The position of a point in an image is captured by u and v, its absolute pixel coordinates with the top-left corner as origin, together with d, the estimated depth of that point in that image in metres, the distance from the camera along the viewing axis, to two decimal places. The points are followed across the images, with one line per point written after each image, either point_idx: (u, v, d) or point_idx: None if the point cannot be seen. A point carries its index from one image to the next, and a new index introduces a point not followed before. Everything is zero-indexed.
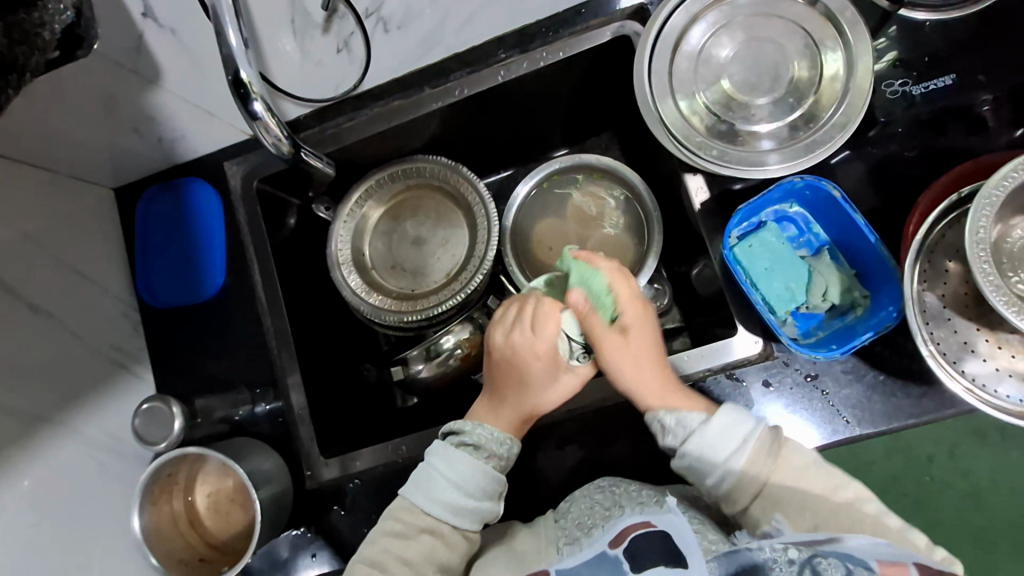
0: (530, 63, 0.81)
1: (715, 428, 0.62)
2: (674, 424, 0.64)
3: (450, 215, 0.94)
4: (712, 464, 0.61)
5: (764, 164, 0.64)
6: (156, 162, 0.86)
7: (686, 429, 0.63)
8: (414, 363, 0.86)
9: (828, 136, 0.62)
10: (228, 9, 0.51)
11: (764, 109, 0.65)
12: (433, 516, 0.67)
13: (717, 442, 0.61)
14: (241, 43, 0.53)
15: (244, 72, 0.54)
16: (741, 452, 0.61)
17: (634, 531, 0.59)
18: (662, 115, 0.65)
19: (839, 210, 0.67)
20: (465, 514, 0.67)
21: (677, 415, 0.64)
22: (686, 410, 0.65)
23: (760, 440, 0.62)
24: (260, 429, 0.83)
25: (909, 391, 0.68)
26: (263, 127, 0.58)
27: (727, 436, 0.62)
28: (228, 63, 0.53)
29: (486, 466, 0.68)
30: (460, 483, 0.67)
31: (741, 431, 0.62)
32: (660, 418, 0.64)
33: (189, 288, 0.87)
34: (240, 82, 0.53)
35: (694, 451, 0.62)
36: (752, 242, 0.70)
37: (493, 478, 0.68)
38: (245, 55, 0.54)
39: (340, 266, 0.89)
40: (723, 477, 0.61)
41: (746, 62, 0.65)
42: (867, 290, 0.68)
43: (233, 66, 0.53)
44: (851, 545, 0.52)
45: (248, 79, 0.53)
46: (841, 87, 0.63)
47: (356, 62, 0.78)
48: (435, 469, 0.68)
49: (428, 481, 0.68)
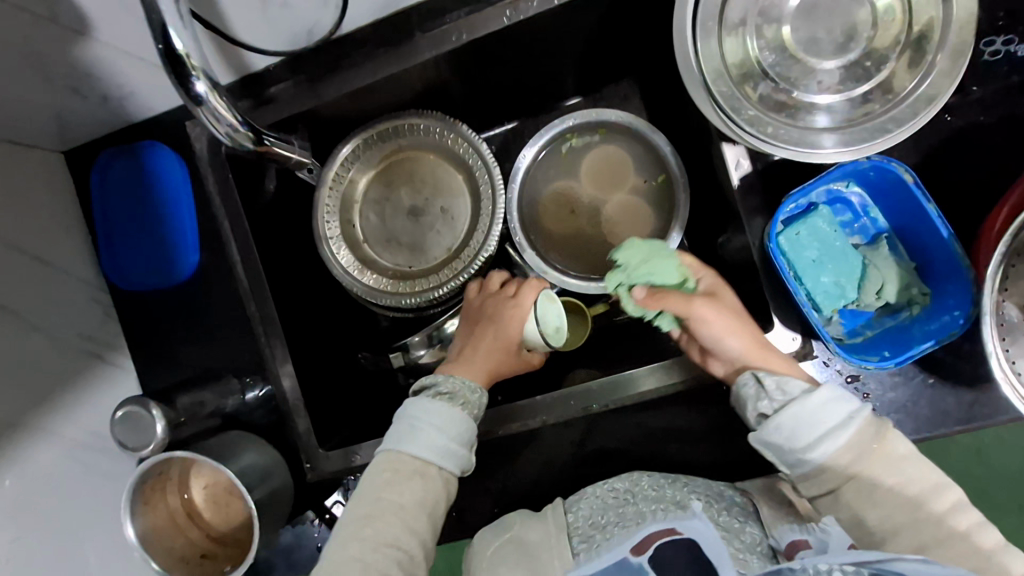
0: (542, 2, 0.67)
1: (819, 401, 0.53)
2: (774, 387, 0.56)
3: (449, 181, 0.85)
4: (802, 441, 0.53)
5: (826, 146, 0.51)
6: (107, 121, 0.74)
7: (787, 396, 0.55)
8: (415, 349, 0.80)
9: (911, 110, 0.49)
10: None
11: (832, 75, 0.51)
12: (401, 454, 0.62)
13: (815, 419, 0.53)
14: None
15: (177, 40, 0.42)
16: (839, 434, 0.52)
17: (659, 539, 0.57)
18: (706, 77, 0.52)
19: (908, 196, 0.57)
20: (441, 456, 0.62)
21: (777, 376, 0.56)
22: (789, 375, 0.57)
23: (864, 424, 0.53)
24: (253, 420, 0.78)
25: (959, 395, 0.62)
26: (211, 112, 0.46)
27: (833, 411, 0.53)
28: (150, 13, 0.41)
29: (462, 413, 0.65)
30: (446, 428, 0.63)
31: (846, 407, 0.53)
32: (759, 376, 0.57)
33: (162, 269, 0.78)
34: (169, 44, 0.41)
35: (788, 421, 0.53)
36: (800, 229, 0.61)
37: (464, 424, 0.64)
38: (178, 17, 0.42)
39: (328, 241, 0.80)
40: (809, 459, 0.53)
41: (814, 12, 0.50)
42: (927, 286, 0.59)
43: (162, 30, 0.41)
44: (908, 559, 0.42)
45: (181, 45, 0.41)
46: (933, 48, 0.49)
47: (330, 3, 0.65)
48: (419, 421, 0.63)
49: (414, 432, 0.63)
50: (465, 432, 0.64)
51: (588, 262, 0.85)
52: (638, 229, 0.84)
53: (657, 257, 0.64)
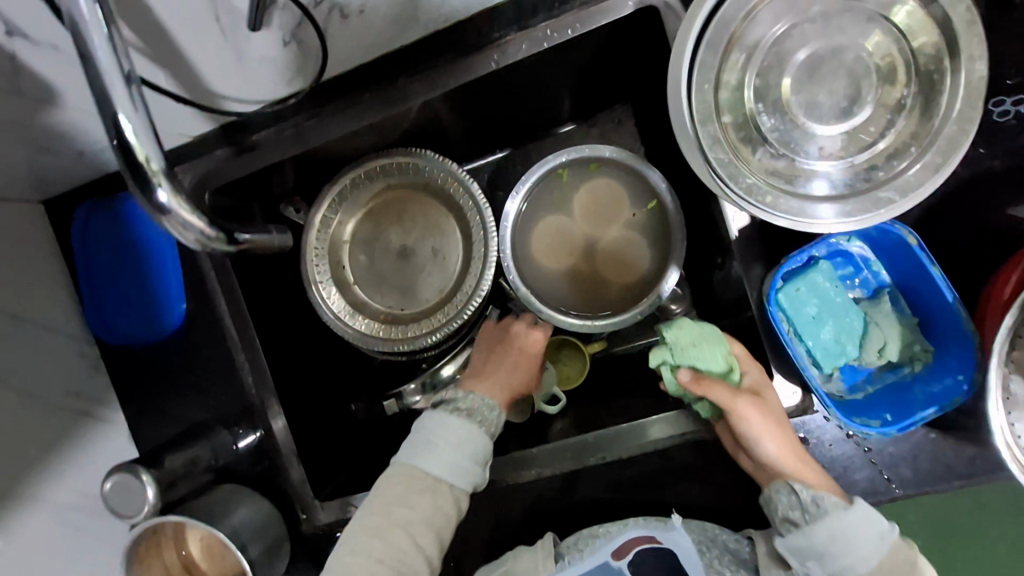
0: (531, 44, 0.64)
1: (856, 520, 0.53)
2: (809, 501, 0.55)
3: (439, 220, 0.83)
4: (834, 557, 0.53)
5: (830, 215, 0.48)
6: (84, 172, 0.72)
7: (820, 510, 0.54)
8: (409, 395, 0.78)
9: (919, 179, 0.46)
10: (95, 22, 0.36)
11: (834, 141, 0.48)
12: (411, 467, 0.63)
13: (849, 539, 0.52)
14: (122, 79, 0.37)
15: (131, 134, 0.37)
16: (873, 554, 0.52)
17: (638, 546, 0.64)
18: (703, 143, 0.49)
19: (912, 257, 0.55)
20: (449, 472, 0.62)
21: (813, 490, 0.55)
22: (823, 488, 0.56)
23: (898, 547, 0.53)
24: (247, 471, 0.77)
25: (960, 450, 0.61)
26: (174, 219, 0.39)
27: (867, 532, 0.53)
28: (103, 106, 0.37)
29: (478, 431, 0.64)
30: (461, 445, 0.62)
31: (874, 527, 0.53)
32: (794, 486, 0.56)
33: (148, 319, 0.76)
34: (124, 142, 0.37)
35: (822, 535, 0.53)
36: (799, 285, 0.59)
37: (476, 442, 0.63)
38: (130, 112, 0.37)
39: (318, 285, 0.78)
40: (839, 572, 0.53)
41: (818, 74, 0.48)
42: (930, 343, 0.58)
43: (114, 125, 0.37)
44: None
45: (138, 143, 0.37)
46: (943, 116, 0.46)
47: (308, 54, 0.60)
48: (436, 439, 0.63)
49: (431, 447, 0.63)
50: (477, 448, 0.63)
51: (582, 300, 0.83)
52: (634, 265, 0.82)
53: (707, 342, 0.62)
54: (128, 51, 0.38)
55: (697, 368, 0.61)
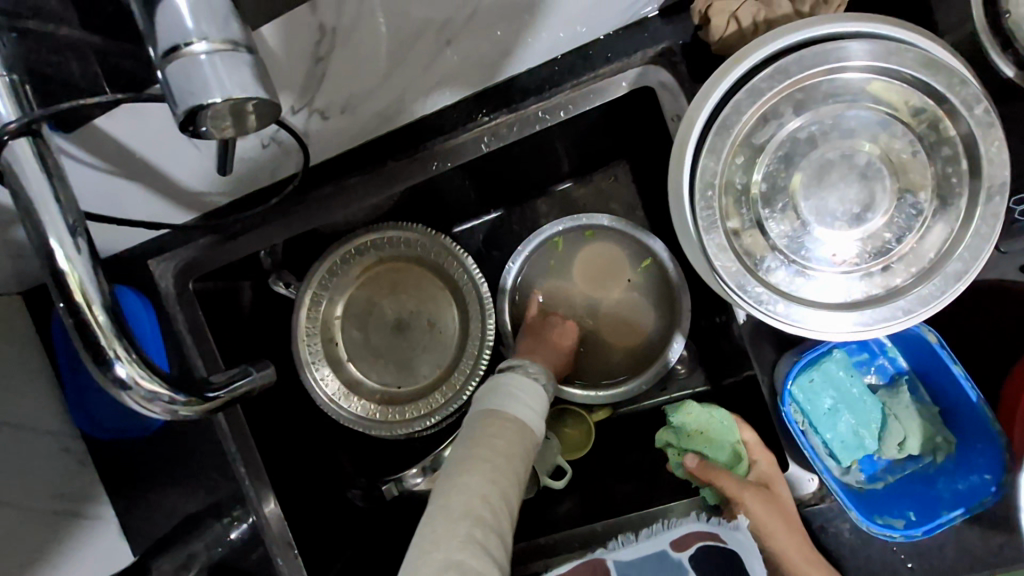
0: (522, 126, 0.62)
1: None
2: None
3: (434, 291, 0.80)
4: None
5: (844, 326, 0.45)
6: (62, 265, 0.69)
7: None
8: (409, 476, 0.75)
9: (939, 289, 0.44)
10: (35, 173, 0.33)
11: (851, 247, 0.46)
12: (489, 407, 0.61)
13: None
14: (73, 239, 0.33)
15: (84, 296, 0.33)
16: None
17: (701, 542, 0.58)
18: (710, 250, 0.46)
19: (932, 354, 0.53)
20: (525, 409, 0.61)
21: None
22: None
23: None
24: (241, 564, 0.74)
25: (989, 540, 0.58)
26: (135, 393, 0.34)
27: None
28: (54, 272, 0.33)
29: (541, 394, 0.65)
30: (534, 404, 0.63)
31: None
32: None
33: (129, 409, 0.72)
34: (60, 279, 0.33)
35: None
36: (813, 374, 0.56)
37: (543, 398, 0.65)
38: (84, 274, 0.34)
39: (310, 367, 0.76)
40: None
41: (828, 173, 0.46)
42: (951, 432, 0.55)
43: (65, 290, 0.33)
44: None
45: (73, 277, 0.33)
46: (962, 217, 0.44)
47: (289, 150, 0.57)
48: (510, 382, 0.64)
49: (509, 391, 0.62)
50: (544, 406, 0.65)
51: (583, 367, 0.81)
52: (638, 331, 0.79)
53: (715, 431, 0.65)
54: (75, 203, 0.35)
55: (704, 455, 0.65)
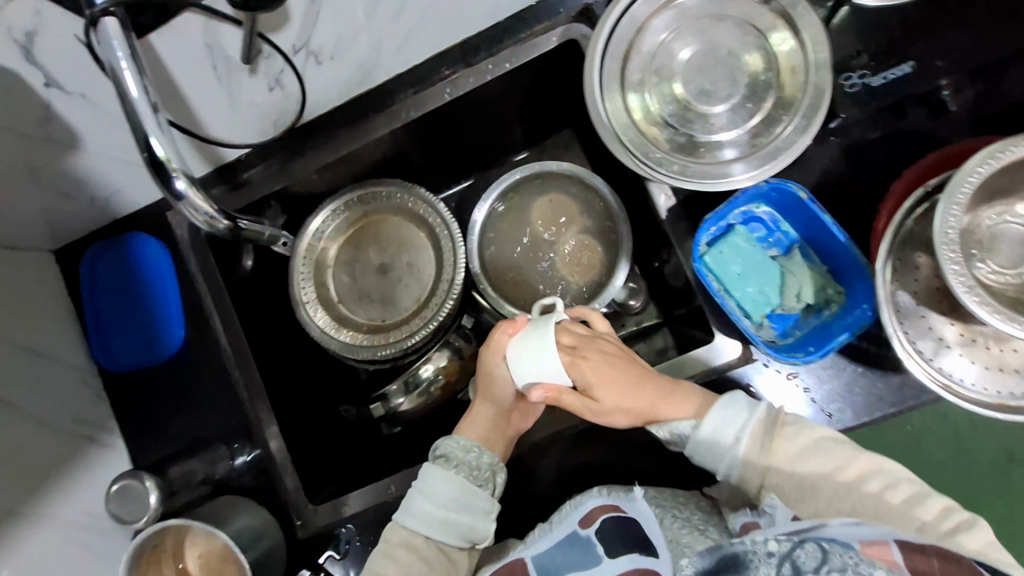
0: (477, 78, 0.76)
1: (705, 434, 0.62)
2: (670, 434, 0.64)
3: (412, 238, 0.92)
4: (714, 460, 0.62)
5: (727, 175, 0.59)
6: (93, 219, 0.81)
7: (681, 436, 0.64)
8: (394, 397, 0.86)
9: (790, 139, 0.58)
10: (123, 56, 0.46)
11: (722, 117, 0.61)
12: (409, 530, 0.65)
13: (712, 448, 0.62)
14: (149, 104, 0.46)
15: (159, 147, 0.47)
16: (737, 446, 0.61)
17: (603, 514, 0.63)
18: (618, 131, 0.60)
19: (805, 210, 0.65)
20: (443, 528, 0.64)
21: (667, 427, 0.64)
22: (680, 417, 0.64)
23: (753, 433, 0.62)
24: (242, 483, 0.80)
25: (888, 380, 0.68)
26: (189, 205, 0.49)
27: (720, 436, 0.61)
28: (133, 126, 0.46)
29: (453, 476, 0.66)
30: (435, 497, 0.65)
31: (729, 430, 0.62)
32: (656, 429, 0.65)
33: (148, 345, 0.83)
34: (145, 138, 0.46)
35: (693, 453, 0.63)
36: (722, 247, 0.69)
37: (468, 490, 0.65)
38: (155, 127, 0.47)
39: (304, 304, 0.86)
40: (726, 469, 0.62)
41: (701, 67, 0.61)
42: (841, 286, 0.68)
43: (143, 139, 0.46)
44: (832, 526, 0.49)
45: (156, 138, 0.46)
46: (801, 83, 0.59)
47: (290, 96, 0.71)
48: (413, 488, 0.67)
49: (408, 500, 0.66)
50: (460, 493, 0.65)
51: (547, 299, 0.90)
52: (592, 263, 0.90)
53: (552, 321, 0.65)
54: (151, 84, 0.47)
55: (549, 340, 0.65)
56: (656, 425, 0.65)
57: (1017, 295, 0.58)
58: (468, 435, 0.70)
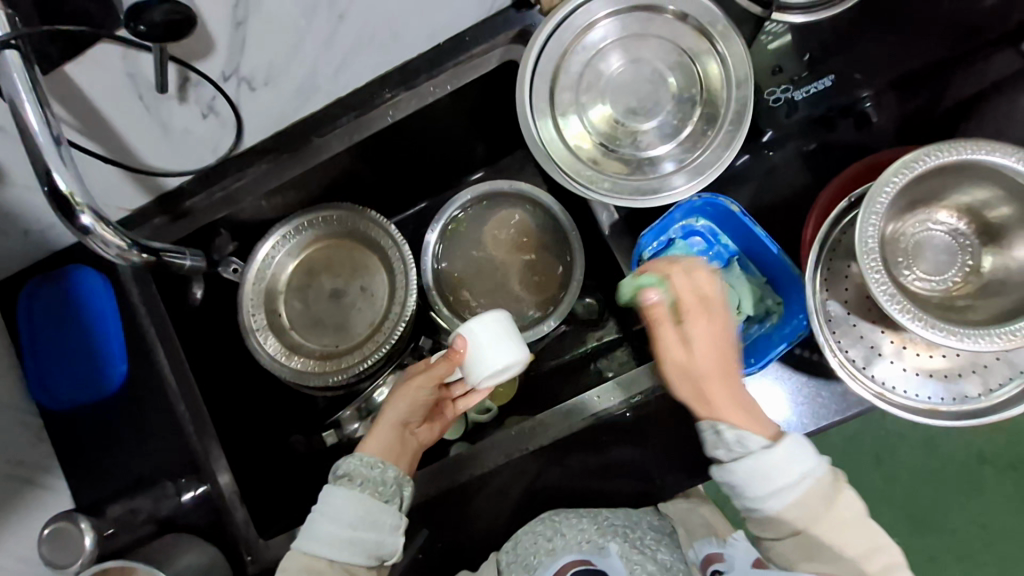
0: (419, 100, 0.77)
1: (779, 458, 0.57)
2: (733, 442, 0.58)
3: (365, 261, 0.91)
4: (761, 489, 0.57)
5: (670, 186, 0.62)
6: (31, 252, 0.79)
7: (743, 450, 0.58)
8: (349, 423, 0.86)
9: (715, 155, 0.61)
10: (24, 88, 0.45)
11: (651, 133, 0.63)
12: (311, 553, 0.62)
13: (770, 475, 0.57)
14: (51, 138, 0.45)
15: (63, 180, 0.46)
16: (799, 484, 0.57)
17: (574, 568, 0.66)
18: (550, 151, 0.62)
19: (739, 223, 0.67)
20: (347, 548, 0.61)
21: (736, 433, 0.58)
22: (749, 430, 0.59)
23: (821, 484, 0.58)
24: (190, 521, 0.77)
25: (832, 388, 0.69)
26: (100, 240, 0.49)
27: (789, 472, 0.57)
28: (35, 160, 0.45)
29: (355, 493, 0.63)
30: (340, 518, 0.62)
31: (796, 467, 0.57)
32: (718, 428, 0.59)
33: (88, 380, 0.80)
34: (49, 176, 0.45)
35: (746, 471, 0.57)
36: (663, 262, 0.69)
37: (374, 507, 0.63)
38: (57, 160, 0.46)
39: (254, 332, 0.85)
40: (767, 501, 0.57)
41: (629, 85, 0.62)
42: (779, 296, 0.69)
43: (46, 173, 0.46)
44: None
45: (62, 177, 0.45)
46: (725, 97, 0.61)
47: (226, 124, 0.71)
48: (315, 510, 0.63)
49: (311, 522, 0.63)
50: (362, 511, 0.62)
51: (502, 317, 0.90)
52: (547, 280, 0.89)
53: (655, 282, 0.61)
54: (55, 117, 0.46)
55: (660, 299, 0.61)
56: (723, 424, 0.59)
57: (942, 301, 0.61)
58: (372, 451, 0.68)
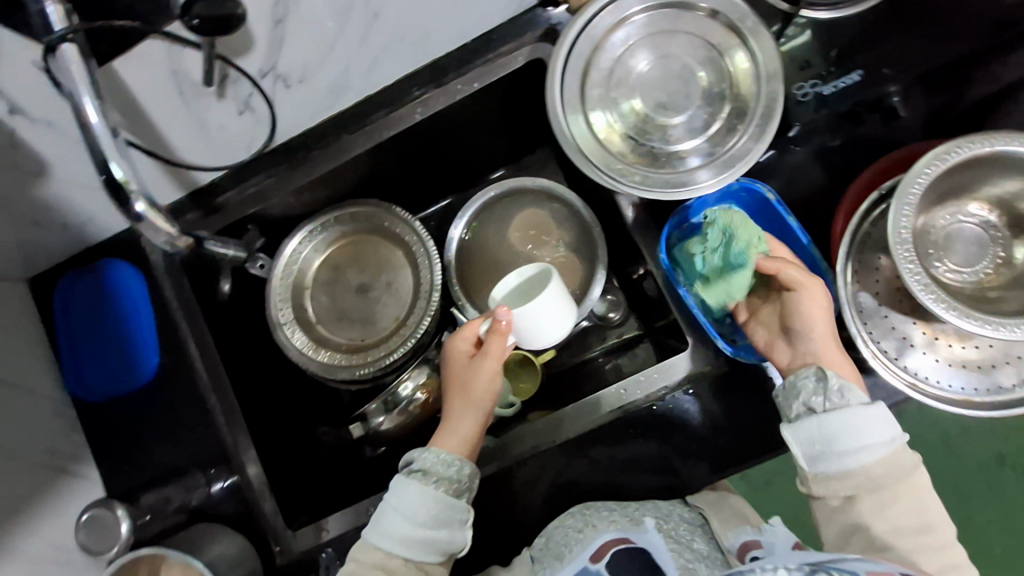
0: (447, 97, 0.78)
1: (874, 414, 0.59)
2: (834, 392, 0.61)
3: (390, 257, 0.92)
4: (848, 438, 0.59)
5: (692, 183, 0.62)
6: (67, 246, 0.81)
7: (843, 401, 0.60)
8: (375, 416, 0.86)
9: (746, 148, 0.62)
10: (82, 81, 0.47)
11: (680, 128, 0.64)
12: (384, 550, 0.63)
13: (863, 428, 0.59)
14: (108, 131, 0.48)
15: (118, 168, 0.48)
16: (884, 447, 0.59)
17: (614, 547, 0.64)
18: (580, 144, 0.63)
19: (773, 212, 0.69)
20: (419, 546, 0.63)
21: (841, 383, 0.61)
22: (852, 385, 0.62)
23: (897, 453, 0.59)
24: (219, 511, 0.79)
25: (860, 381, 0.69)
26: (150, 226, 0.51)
27: (879, 433, 0.59)
28: (93, 151, 0.48)
29: (429, 490, 0.64)
30: (412, 514, 0.63)
31: (889, 429, 0.59)
32: (822, 372, 0.62)
33: (122, 372, 0.82)
34: (107, 167, 0.48)
35: (842, 419, 0.59)
36: (692, 244, 0.72)
37: (445, 505, 0.64)
38: (115, 148, 0.48)
39: (282, 327, 0.85)
40: (854, 454, 0.59)
41: (658, 80, 0.63)
42: (803, 291, 0.71)
43: (103, 162, 0.48)
44: (845, 559, 0.51)
45: (118, 167, 0.48)
46: (754, 93, 0.62)
47: (261, 120, 0.72)
48: (387, 502, 0.64)
49: (381, 515, 0.64)
50: (435, 510, 0.63)
51: None
52: (571, 277, 0.89)
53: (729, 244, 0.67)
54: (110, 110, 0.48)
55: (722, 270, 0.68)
56: (825, 372, 0.62)
57: (973, 293, 0.62)
58: (450, 449, 0.68)
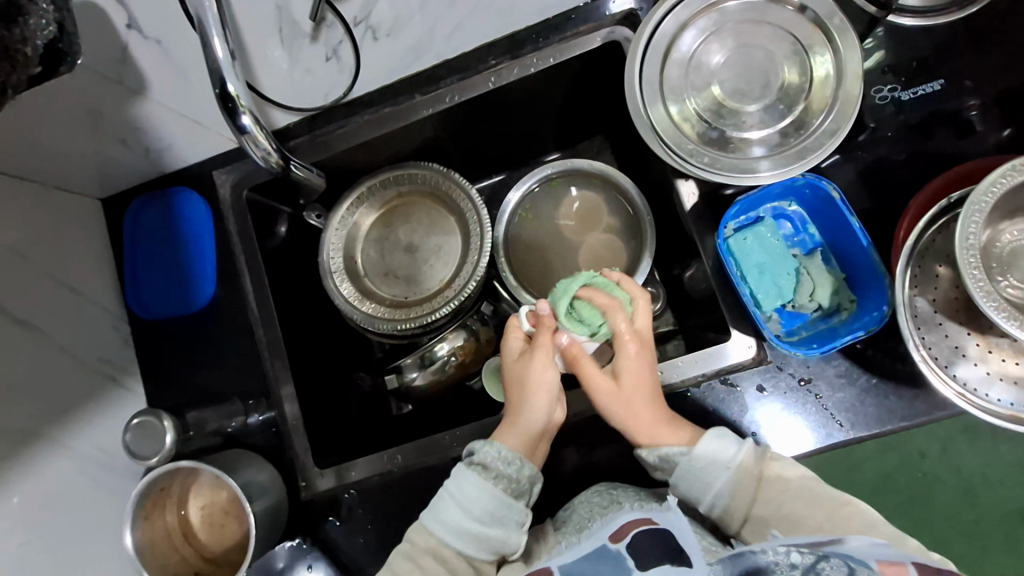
0: (521, 69, 0.80)
1: (699, 458, 0.62)
2: (660, 461, 0.64)
3: (441, 221, 0.94)
4: (703, 489, 0.63)
5: (755, 170, 0.64)
6: (144, 171, 0.85)
7: (673, 461, 0.64)
8: (408, 371, 0.88)
9: (818, 142, 0.63)
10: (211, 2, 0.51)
11: (754, 116, 0.65)
12: (438, 537, 0.64)
13: (704, 475, 0.62)
14: (228, 57, 0.53)
15: (231, 86, 0.54)
16: (728, 473, 0.62)
17: (636, 528, 0.59)
18: (653, 122, 0.65)
19: (836, 212, 0.70)
20: (471, 540, 0.63)
21: (659, 450, 0.64)
22: (672, 438, 0.65)
23: (748, 456, 0.63)
24: (253, 440, 0.82)
25: (901, 394, 0.69)
26: (251, 140, 0.58)
27: (713, 463, 0.62)
28: (213, 72, 0.53)
29: (490, 488, 0.64)
30: (467, 506, 0.64)
31: (722, 459, 0.62)
32: (644, 454, 0.65)
33: (179, 297, 0.86)
34: (226, 92, 0.53)
35: (683, 481, 0.63)
36: (748, 235, 0.72)
37: (504, 504, 0.63)
38: (231, 67, 0.54)
39: (332, 274, 0.88)
40: (714, 500, 0.63)
41: (737, 68, 0.65)
42: (855, 295, 0.71)
43: (219, 79, 0.53)
44: (853, 545, 0.52)
45: (236, 92, 0.54)
46: (831, 92, 0.63)
47: (345, 70, 0.76)
48: (446, 492, 0.65)
49: (440, 503, 0.65)
50: (489, 510, 0.63)
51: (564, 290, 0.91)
52: (616, 261, 0.90)
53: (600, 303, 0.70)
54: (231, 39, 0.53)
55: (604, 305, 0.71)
56: (648, 447, 0.65)
57: None
58: (511, 444, 0.66)
